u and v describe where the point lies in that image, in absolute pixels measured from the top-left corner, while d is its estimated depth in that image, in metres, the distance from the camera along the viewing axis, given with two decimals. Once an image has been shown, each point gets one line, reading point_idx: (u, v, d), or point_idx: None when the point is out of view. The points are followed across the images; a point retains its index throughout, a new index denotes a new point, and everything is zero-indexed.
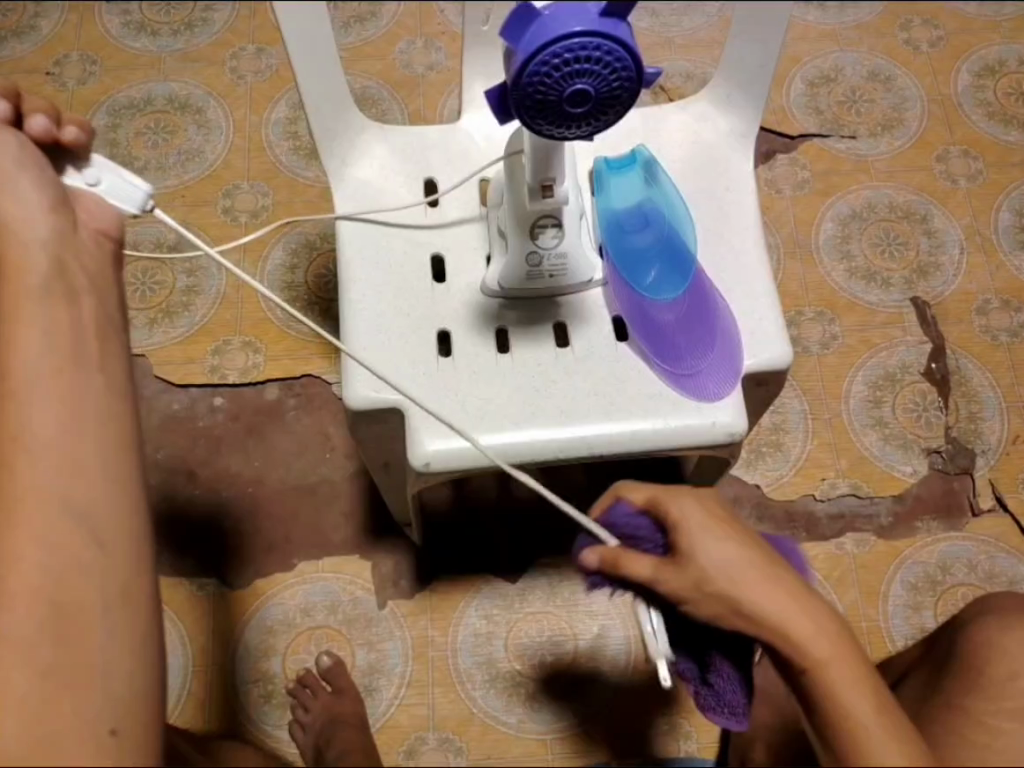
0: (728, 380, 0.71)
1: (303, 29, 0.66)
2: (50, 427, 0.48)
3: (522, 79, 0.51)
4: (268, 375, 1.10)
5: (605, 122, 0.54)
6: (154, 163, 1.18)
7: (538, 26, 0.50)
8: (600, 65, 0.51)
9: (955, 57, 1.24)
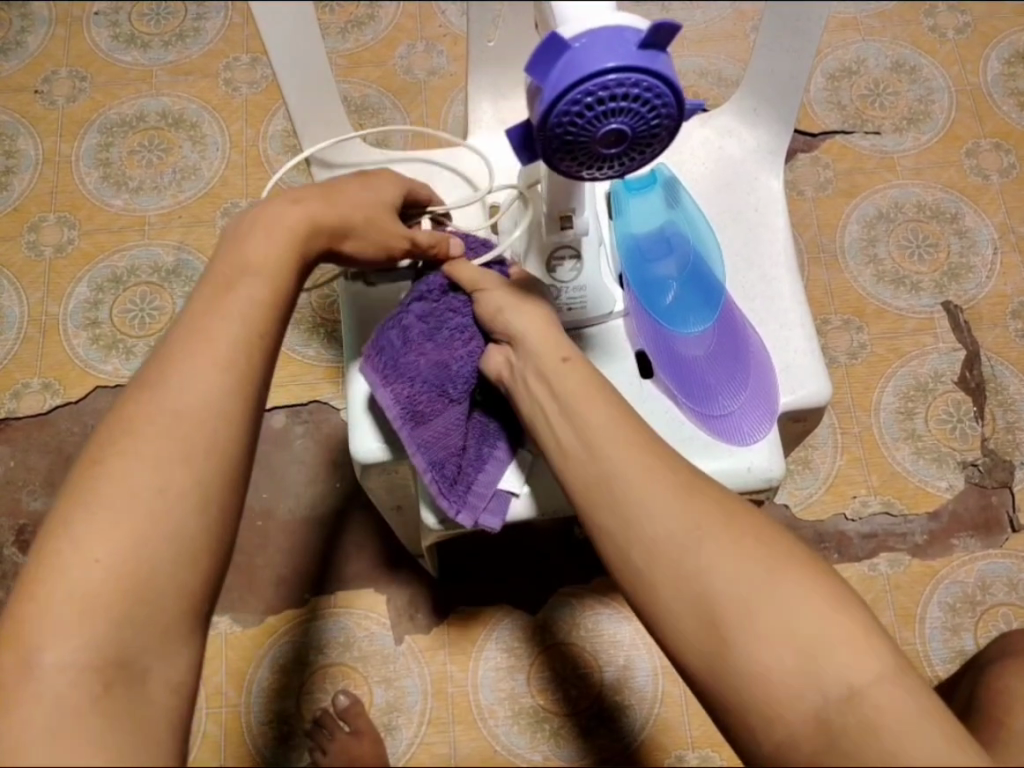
0: (763, 420, 0.68)
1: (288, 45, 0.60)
2: (159, 459, 0.46)
3: (551, 121, 0.47)
4: (274, 402, 1.06)
5: (639, 161, 0.51)
6: (149, 182, 1.14)
7: (570, 63, 0.46)
8: (638, 103, 0.47)
9: (983, 44, 1.18)
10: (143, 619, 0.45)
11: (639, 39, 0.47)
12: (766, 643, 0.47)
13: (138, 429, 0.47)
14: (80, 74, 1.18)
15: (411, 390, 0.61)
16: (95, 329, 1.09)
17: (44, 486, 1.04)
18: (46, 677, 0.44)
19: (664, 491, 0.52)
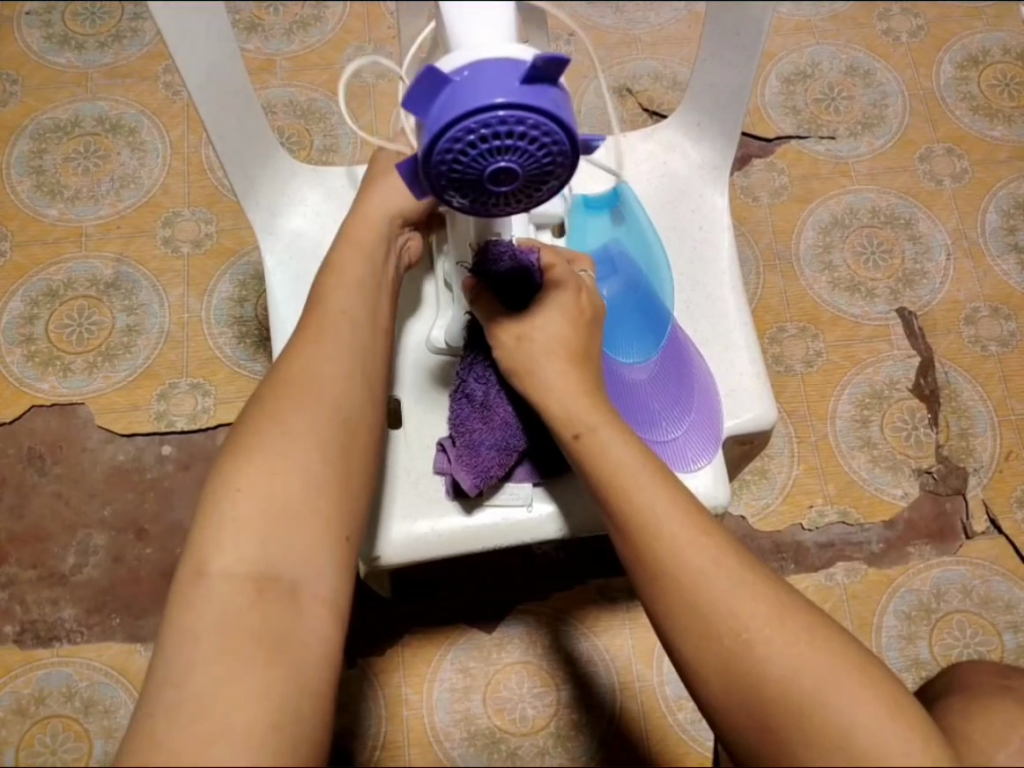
0: (708, 445, 0.67)
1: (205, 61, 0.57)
2: (302, 417, 0.52)
3: (433, 158, 0.45)
4: (220, 419, 1.02)
5: (539, 198, 0.49)
6: (86, 191, 1.09)
7: (450, 99, 0.45)
8: (526, 140, 0.45)
9: (936, 47, 1.17)
10: (293, 550, 0.48)
11: (526, 72, 0.45)
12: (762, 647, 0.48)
13: (283, 392, 0.53)
14: (12, 77, 1.13)
15: (482, 460, 0.63)
16: (30, 345, 1.04)
17: None
18: (213, 588, 0.46)
19: (656, 504, 0.53)
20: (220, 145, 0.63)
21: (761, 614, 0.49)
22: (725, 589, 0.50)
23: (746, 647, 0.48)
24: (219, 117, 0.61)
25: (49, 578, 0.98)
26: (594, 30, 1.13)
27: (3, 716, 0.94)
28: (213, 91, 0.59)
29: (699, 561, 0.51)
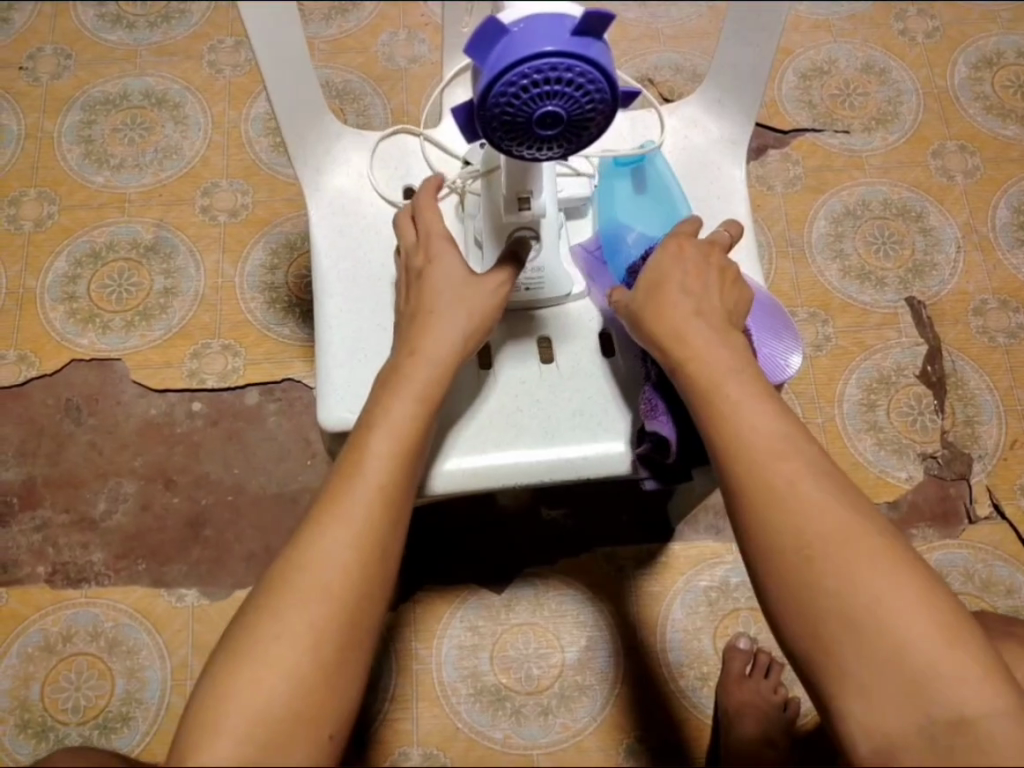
0: None
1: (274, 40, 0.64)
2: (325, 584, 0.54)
3: (489, 101, 0.51)
4: (248, 379, 1.07)
5: (579, 143, 0.55)
6: (131, 160, 1.15)
7: (506, 50, 0.51)
8: (572, 87, 0.51)
9: (952, 49, 1.21)
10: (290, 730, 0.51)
11: (574, 26, 0.51)
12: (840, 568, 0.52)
13: (313, 550, 0.55)
14: (66, 52, 1.19)
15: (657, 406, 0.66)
16: (72, 303, 1.10)
17: (17, 455, 1.05)
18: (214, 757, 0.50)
19: (744, 438, 0.56)
20: (278, 105, 0.69)
21: (838, 544, 0.52)
22: (810, 518, 0.53)
23: (820, 569, 0.52)
24: (282, 81, 0.67)
25: (80, 523, 1.03)
26: (620, 23, 1.17)
27: (32, 653, 0.99)
28: (278, 58, 0.65)
29: (785, 492, 0.54)
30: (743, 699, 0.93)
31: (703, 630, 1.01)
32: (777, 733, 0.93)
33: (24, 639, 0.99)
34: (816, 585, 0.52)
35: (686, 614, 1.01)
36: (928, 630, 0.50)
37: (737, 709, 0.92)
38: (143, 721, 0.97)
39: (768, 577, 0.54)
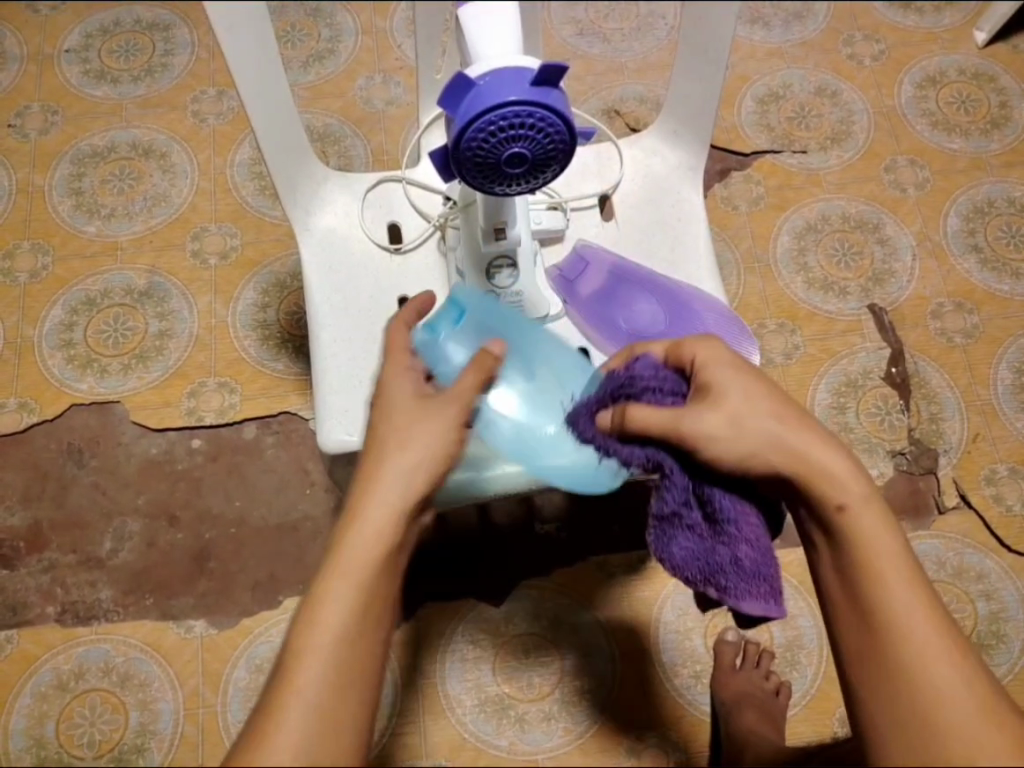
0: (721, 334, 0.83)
1: (259, 88, 0.70)
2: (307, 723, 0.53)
3: (461, 145, 0.58)
4: (245, 414, 1.11)
5: (542, 176, 0.62)
6: (121, 209, 1.19)
7: (474, 101, 0.56)
8: (533, 131, 0.58)
9: (897, 69, 1.28)
10: None
11: (533, 77, 0.57)
12: (870, 534, 0.60)
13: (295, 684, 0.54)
14: (52, 108, 1.24)
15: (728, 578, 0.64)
16: (69, 349, 1.13)
17: (22, 500, 1.08)
18: None
19: (890, 580, 0.59)
20: (264, 145, 0.75)
21: (959, 684, 0.57)
22: (937, 656, 0.58)
23: (943, 699, 0.57)
24: (268, 123, 0.73)
25: (87, 562, 1.06)
26: (584, 59, 1.24)
27: (45, 691, 1.01)
28: (266, 102, 0.71)
29: (917, 625, 0.58)
30: (738, 690, 1.00)
31: (694, 630, 1.07)
32: (772, 720, 0.99)
33: (37, 678, 1.02)
34: (929, 705, 0.57)
35: (678, 615, 1.07)
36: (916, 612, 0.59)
37: (734, 700, 0.99)
38: (158, 750, 1.00)
39: (876, 679, 0.59)
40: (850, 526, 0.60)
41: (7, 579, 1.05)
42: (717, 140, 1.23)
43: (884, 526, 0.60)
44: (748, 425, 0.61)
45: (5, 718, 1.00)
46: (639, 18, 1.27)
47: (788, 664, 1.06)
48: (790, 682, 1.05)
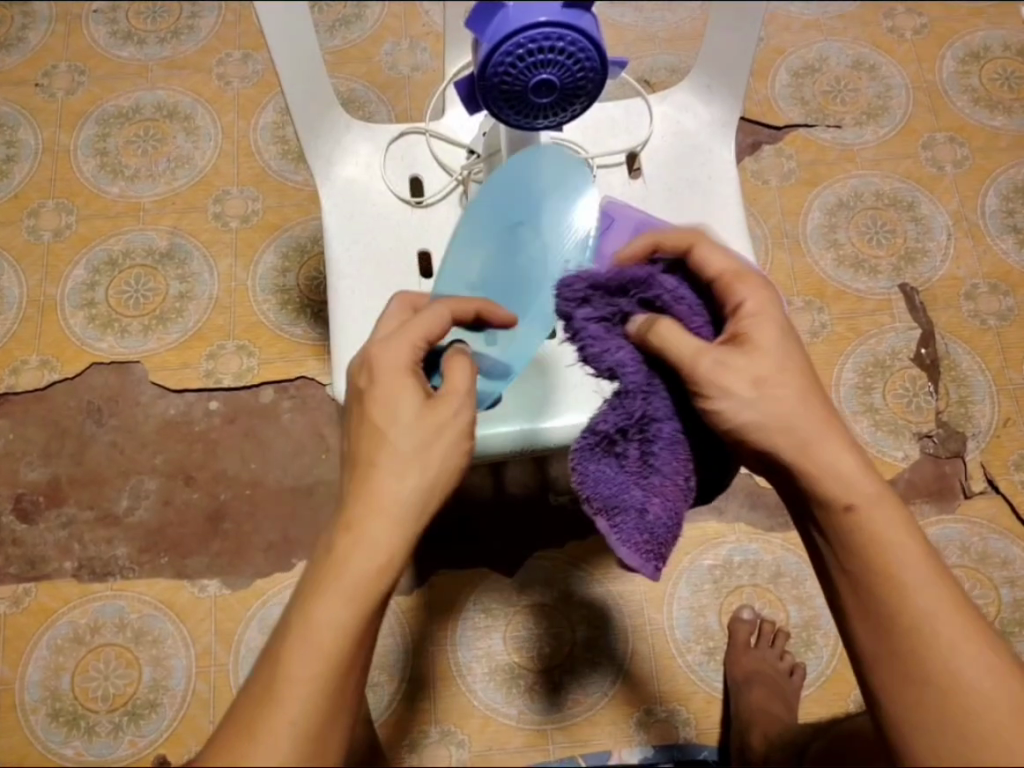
0: None
1: (285, 27, 0.69)
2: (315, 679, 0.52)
3: (489, 69, 0.59)
4: (263, 377, 1.11)
5: (568, 108, 0.63)
6: (145, 171, 1.19)
7: (503, 22, 0.58)
8: (563, 55, 0.59)
9: (938, 44, 1.25)
10: None
11: (564, 1, 0.58)
12: (874, 522, 0.55)
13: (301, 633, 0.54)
14: (79, 69, 1.24)
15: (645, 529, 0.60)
16: (91, 308, 1.14)
17: (42, 456, 1.09)
18: None
19: (900, 564, 0.55)
20: (289, 90, 0.74)
21: (988, 677, 0.54)
22: (963, 651, 0.54)
23: (971, 696, 0.53)
24: (290, 70, 0.72)
25: (105, 519, 1.07)
26: (615, 27, 1.22)
27: (61, 644, 1.02)
28: (288, 48, 0.70)
29: (942, 624, 0.54)
30: (749, 668, 0.99)
31: (709, 607, 1.05)
32: (784, 700, 0.98)
33: (53, 631, 1.03)
34: (959, 702, 0.53)
35: (691, 592, 1.06)
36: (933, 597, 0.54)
37: (745, 678, 0.98)
38: (170, 706, 1.00)
39: (902, 682, 0.55)
40: (865, 524, 0.55)
41: (26, 533, 1.06)
42: (749, 113, 1.20)
43: (901, 523, 0.55)
44: (770, 395, 0.57)
45: (21, 669, 1.01)
46: None
47: (804, 645, 1.04)
48: (806, 665, 1.03)
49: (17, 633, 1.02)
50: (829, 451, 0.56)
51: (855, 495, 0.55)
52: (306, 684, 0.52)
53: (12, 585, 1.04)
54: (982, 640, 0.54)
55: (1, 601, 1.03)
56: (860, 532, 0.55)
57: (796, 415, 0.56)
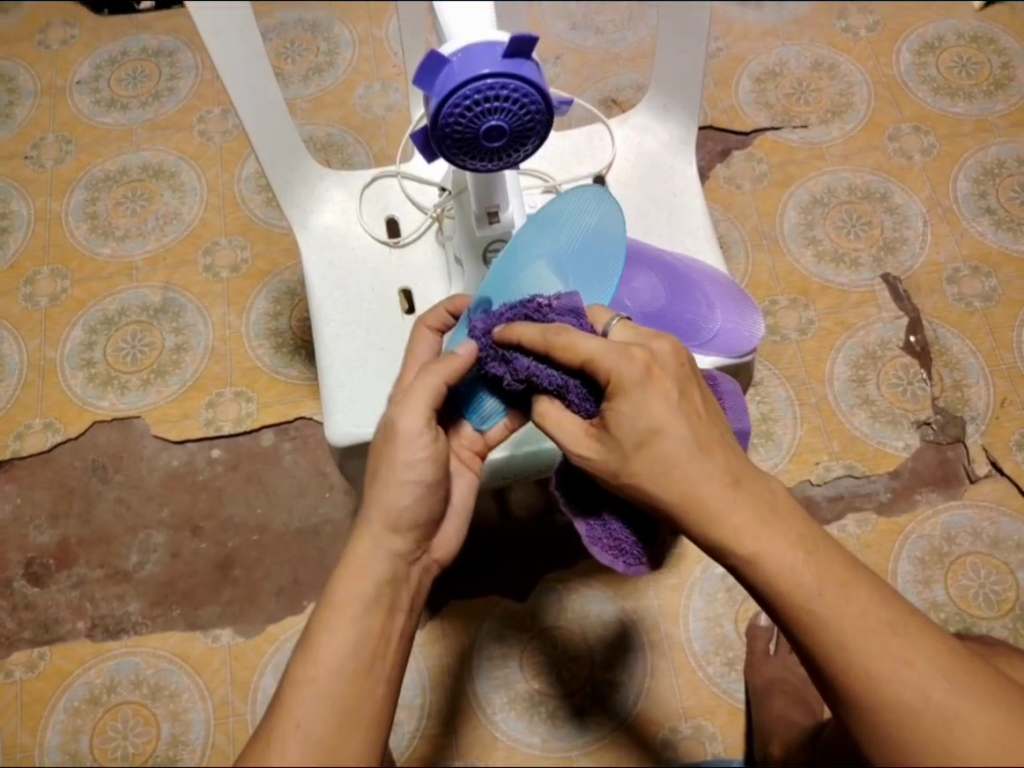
0: (729, 316, 0.79)
1: (248, 84, 0.71)
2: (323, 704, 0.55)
3: (440, 122, 0.62)
4: (262, 421, 1.12)
5: (524, 149, 0.66)
6: (135, 230, 1.22)
7: (448, 76, 0.61)
8: (509, 102, 0.62)
9: (895, 39, 1.27)
10: None
11: (505, 50, 0.61)
12: (765, 547, 0.56)
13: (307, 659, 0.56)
14: (66, 138, 1.27)
15: (614, 539, 0.69)
16: (90, 368, 1.16)
17: (50, 519, 1.10)
18: None
19: (810, 591, 0.55)
20: (257, 146, 0.77)
21: (923, 677, 0.54)
22: (888, 657, 0.54)
23: (914, 699, 0.53)
24: (258, 123, 0.75)
25: (115, 576, 1.07)
26: (578, 51, 1.25)
27: (78, 706, 1.02)
28: (252, 101, 0.73)
29: (863, 639, 0.54)
30: (770, 676, 0.99)
31: (725, 616, 1.04)
32: (807, 706, 0.99)
33: (70, 694, 1.03)
34: (903, 706, 0.54)
35: (706, 601, 1.05)
36: (850, 609, 0.55)
37: (766, 685, 0.99)
38: (190, 761, 1.00)
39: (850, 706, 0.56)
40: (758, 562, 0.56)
41: (38, 596, 1.07)
42: (717, 121, 1.23)
43: (789, 548, 0.56)
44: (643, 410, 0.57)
45: (40, 735, 1.01)
46: (631, 7, 1.28)
47: None
48: None
49: (33, 699, 1.03)
50: (709, 498, 0.57)
51: (745, 539, 0.56)
52: (319, 698, 0.55)
53: (26, 650, 1.04)
54: (907, 637, 0.55)
55: (17, 667, 1.04)
56: (760, 574, 0.57)
57: (673, 462, 0.57)
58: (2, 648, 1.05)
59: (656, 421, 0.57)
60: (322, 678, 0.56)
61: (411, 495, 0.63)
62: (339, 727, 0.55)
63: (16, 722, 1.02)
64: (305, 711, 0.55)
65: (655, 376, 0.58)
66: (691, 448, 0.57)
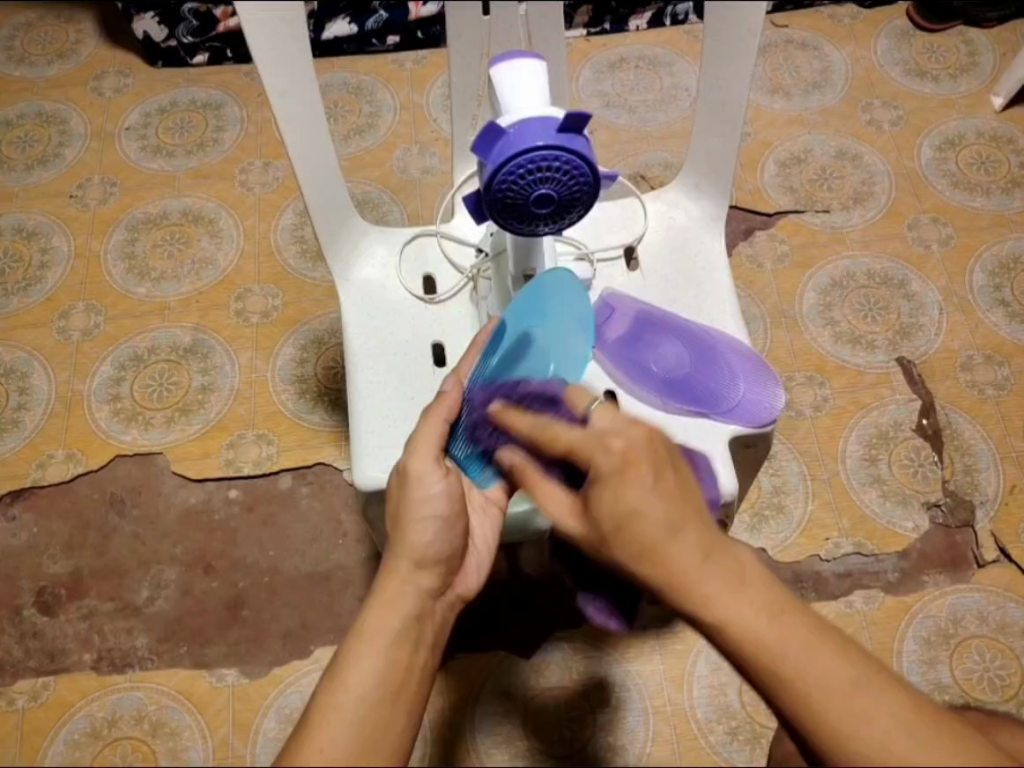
0: (752, 386, 0.81)
1: (307, 144, 0.76)
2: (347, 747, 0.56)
3: (493, 187, 0.66)
4: (282, 465, 1.14)
5: (570, 216, 0.70)
6: (171, 273, 1.26)
7: (505, 146, 0.65)
8: (559, 172, 0.65)
9: (916, 134, 1.33)
10: None
11: (559, 125, 0.65)
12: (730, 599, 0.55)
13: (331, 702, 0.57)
14: (112, 181, 1.32)
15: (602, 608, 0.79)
16: (116, 403, 1.18)
17: (65, 549, 1.11)
18: None
19: (773, 643, 0.54)
20: (311, 199, 0.81)
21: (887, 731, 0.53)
22: (852, 708, 0.53)
23: (880, 756, 0.52)
24: (312, 179, 0.79)
25: (125, 609, 1.08)
26: (611, 128, 1.30)
27: (78, 740, 1.01)
28: (309, 156, 0.77)
29: (825, 691, 0.54)
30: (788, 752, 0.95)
31: (729, 686, 1.04)
32: None
33: (70, 726, 1.02)
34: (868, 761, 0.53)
35: (711, 670, 1.05)
36: (813, 663, 0.54)
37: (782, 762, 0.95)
38: None
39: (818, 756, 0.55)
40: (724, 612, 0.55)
41: (46, 626, 1.07)
42: (742, 201, 1.27)
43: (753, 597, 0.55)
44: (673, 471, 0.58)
45: None
46: (663, 90, 1.34)
47: None
48: None
49: (32, 730, 1.02)
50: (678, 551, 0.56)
51: (710, 596, 0.55)
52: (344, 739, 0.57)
53: (30, 679, 1.04)
54: (869, 692, 0.54)
55: (20, 696, 1.03)
56: (727, 641, 0.55)
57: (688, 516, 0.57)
58: (7, 676, 1.04)
59: (632, 502, 0.56)
60: (350, 702, 0.58)
61: (433, 531, 0.66)
62: (365, 755, 0.57)
63: (13, 753, 1.01)
64: (329, 735, 0.57)
65: (632, 462, 0.57)
66: (665, 530, 0.56)
